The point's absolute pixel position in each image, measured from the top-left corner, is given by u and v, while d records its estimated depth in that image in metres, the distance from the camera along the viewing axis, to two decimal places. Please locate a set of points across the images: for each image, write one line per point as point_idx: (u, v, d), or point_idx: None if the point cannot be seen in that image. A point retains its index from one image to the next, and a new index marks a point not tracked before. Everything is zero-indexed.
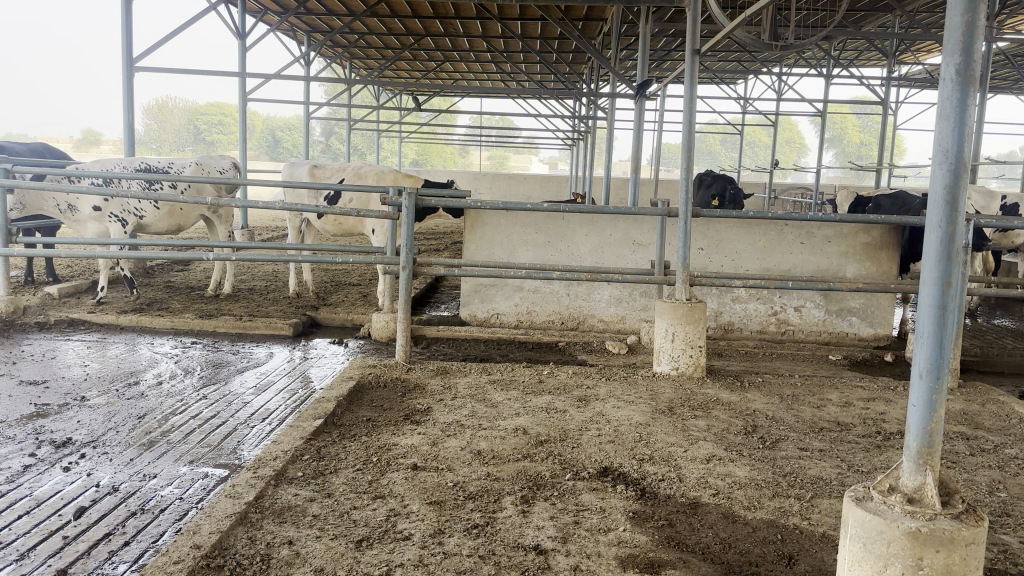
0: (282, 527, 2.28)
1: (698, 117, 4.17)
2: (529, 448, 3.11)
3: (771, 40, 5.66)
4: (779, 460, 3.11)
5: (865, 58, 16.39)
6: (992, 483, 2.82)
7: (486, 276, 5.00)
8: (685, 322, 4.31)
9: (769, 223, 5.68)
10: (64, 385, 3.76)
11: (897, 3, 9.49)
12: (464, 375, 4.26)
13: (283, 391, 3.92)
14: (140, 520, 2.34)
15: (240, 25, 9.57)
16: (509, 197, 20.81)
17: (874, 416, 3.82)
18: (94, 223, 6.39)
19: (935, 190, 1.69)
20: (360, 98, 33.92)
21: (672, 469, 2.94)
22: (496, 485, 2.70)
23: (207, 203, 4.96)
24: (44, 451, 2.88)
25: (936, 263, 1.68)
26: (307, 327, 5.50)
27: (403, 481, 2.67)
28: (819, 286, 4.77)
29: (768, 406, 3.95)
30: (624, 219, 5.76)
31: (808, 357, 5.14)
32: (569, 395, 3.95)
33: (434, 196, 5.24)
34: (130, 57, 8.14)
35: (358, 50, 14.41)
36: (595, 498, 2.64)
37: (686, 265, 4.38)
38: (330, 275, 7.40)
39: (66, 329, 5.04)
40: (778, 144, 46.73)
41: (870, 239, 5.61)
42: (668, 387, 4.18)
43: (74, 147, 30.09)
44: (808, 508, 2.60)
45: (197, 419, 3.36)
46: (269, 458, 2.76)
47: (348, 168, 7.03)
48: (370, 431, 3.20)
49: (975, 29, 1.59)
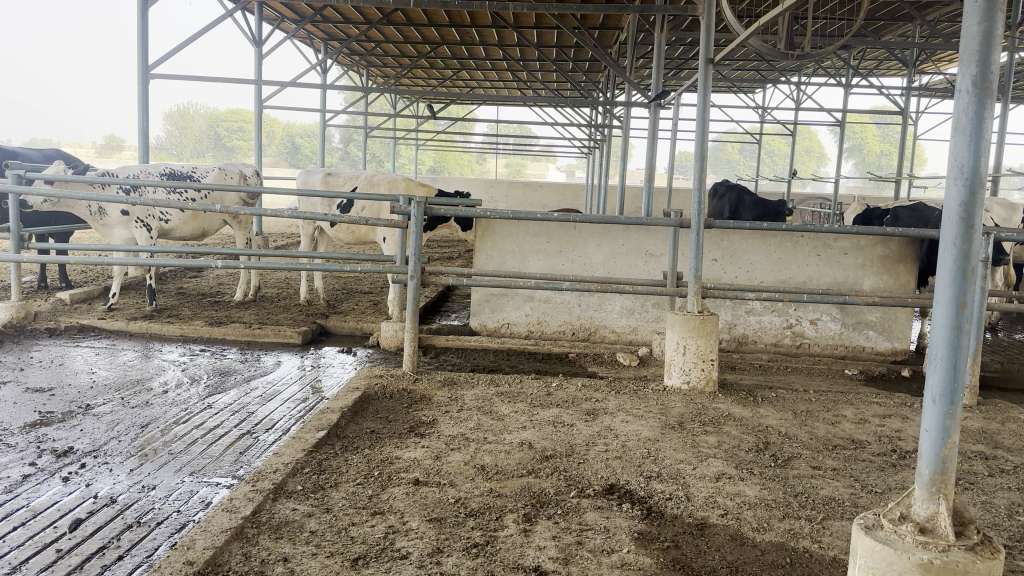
0: (278, 543, 2.25)
1: (712, 127, 4.09)
2: (534, 463, 3.06)
3: (786, 49, 5.56)
4: (791, 479, 3.03)
5: (886, 67, 16.19)
6: (1012, 506, 2.71)
7: (495, 287, 4.95)
8: (696, 335, 4.24)
9: (785, 234, 5.58)
10: (70, 393, 3.77)
11: (918, 12, 9.35)
12: (472, 386, 4.21)
13: (290, 401, 3.89)
14: (136, 533, 2.32)
15: (256, 32, 9.63)
16: (524, 205, 20.79)
17: (890, 434, 3.72)
18: (121, 229, 6.43)
19: (949, 206, 1.63)
20: (378, 105, 34.18)
21: (679, 487, 2.87)
22: (499, 502, 2.65)
23: (223, 210, 4.78)
24: (44, 460, 2.87)
25: (950, 282, 1.61)
26: (317, 336, 5.49)
27: (404, 497, 2.63)
28: (835, 299, 4.67)
29: (781, 421, 3.86)
30: (637, 229, 5.69)
31: (823, 372, 5.04)
32: (577, 408, 3.88)
33: (445, 204, 5.20)
34: (146, 64, 8.23)
35: (375, 58, 14.50)
36: (600, 517, 2.57)
37: (698, 277, 4.30)
38: (342, 283, 7.42)
39: (75, 336, 5.06)
40: (798, 153, 46.45)
41: (888, 252, 5.49)
42: (679, 401, 4.10)
43: (96, 153, 30.66)
44: (818, 530, 2.52)
45: (201, 429, 3.34)
46: (269, 471, 2.73)
47: (361, 175, 7.04)
48: (373, 444, 3.16)
49: (992, 39, 1.53)
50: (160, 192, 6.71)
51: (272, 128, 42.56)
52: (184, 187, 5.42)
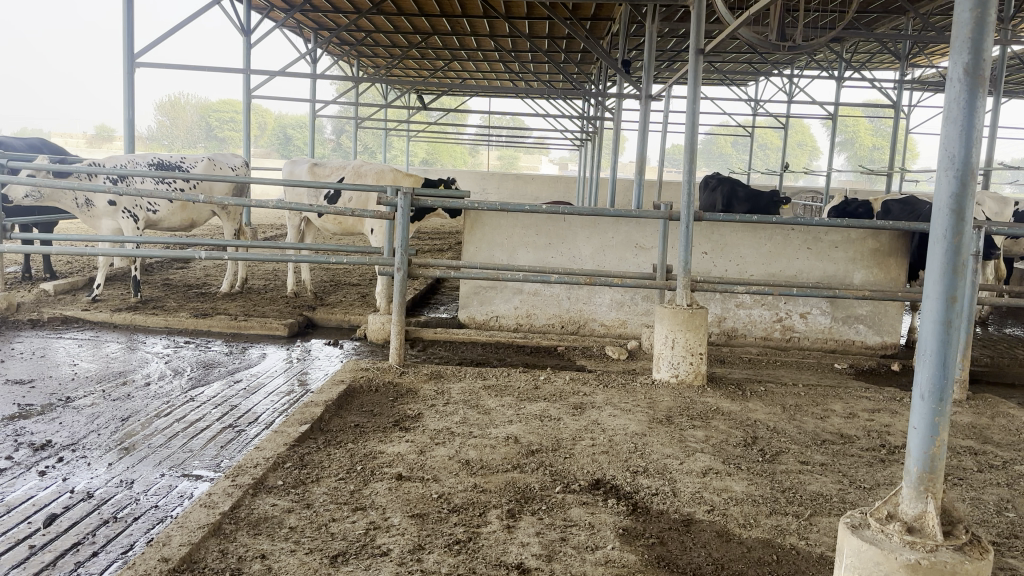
0: (256, 539, 2.20)
1: (702, 119, 4.04)
2: (519, 458, 3.02)
3: (778, 40, 5.52)
4: (779, 474, 3.00)
5: (877, 60, 16.19)
6: (1000, 502, 2.69)
7: (484, 279, 4.90)
8: (686, 329, 4.20)
9: (776, 227, 5.56)
10: (50, 385, 3.71)
11: (910, 6, 9.32)
12: (459, 379, 4.17)
13: (274, 394, 3.84)
14: (111, 529, 2.26)
15: (244, 21, 9.50)
16: (516, 197, 20.72)
17: (879, 429, 3.70)
18: (109, 220, 6.35)
19: (940, 198, 1.59)
20: (369, 96, 34.00)
21: (666, 482, 2.84)
22: (483, 497, 2.61)
23: (208, 200, 4.65)
24: (21, 454, 2.81)
25: (940, 276, 1.58)
26: (303, 328, 5.43)
27: (386, 492, 2.59)
28: (825, 293, 4.64)
29: (770, 416, 3.84)
30: (627, 221, 5.66)
31: (812, 366, 5.02)
32: (565, 402, 3.85)
33: (432, 196, 5.13)
34: (132, 52, 8.09)
35: (366, 48, 14.38)
36: (585, 513, 2.54)
37: (687, 270, 4.26)
38: (330, 275, 7.36)
39: (58, 327, 4.99)
40: (790, 147, 46.54)
41: (878, 245, 5.48)
42: (667, 396, 4.07)
43: (85, 142, 30.41)
44: (806, 527, 2.50)
45: (183, 422, 3.29)
46: (250, 465, 2.68)
47: (348, 166, 6.98)
48: (357, 438, 3.12)
49: (985, 27, 1.50)
50: (148, 183, 6.62)
51: (263, 119, 42.24)
52: (171, 177, 5.32)
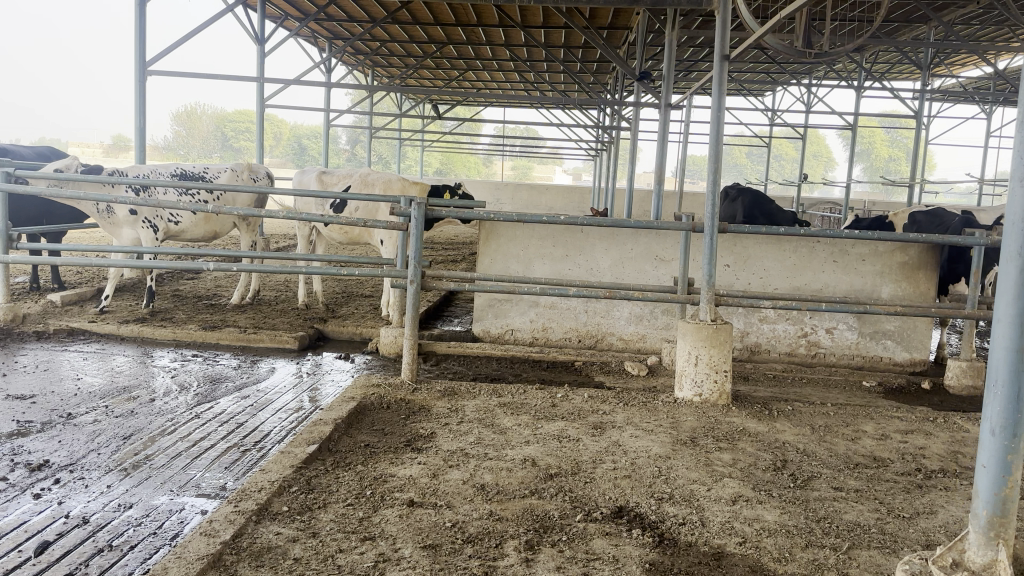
0: (258, 572, 2.07)
1: (726, 129, 3.89)
2: (537, 482, 2.87)
3: (805, 47, 5.33)
4: (812, 502, 2.83)
5: (898, 69, 16.00)
6: None
7: (499, 292, 4.72)
8: (709, 345, 4.04)
9: (800, 239, 5.38)
10: (52, 401, 3.60)
11: (933, 14, 9.15)
12: (473, 397, 4.02)
13: (282, 411, 3.71)
14: (106, 558, 2.14)
15: (259, 30, 9.47)
16: (529, 208, 20.64)
17: (914, 451, 3.51)
18: (128, 229, 6.32)
19: (1015, 209, 1.63)
20: (383, 106, 34.17)
21: (694, 511, 2.67)
22: (499, 526, 2.46)
23: (219, 211, 4.39)
24: (17, 475, 2.70)
25: (1015, 298, 1.62)
26: (314, 341, 5.32)
27: (397, 520, 2.44)
28: (854, 308, 4.44)
29: (799, 438, 3.65)
30: (646, 233, 5.51)
31: (840, 384, 4.82)
32: (584, 421, 3.69)
33: (445, 205, 4.97)
34: (144, 60, 8.05)
35: (380, 58, 14.38)
36: (608, 545, 2.38)
37: (711, 284, 4.09)
38: (343, 285, 7.26)
39: (64, 339, 4.91)
40: (806, 158, 46.37)
41: (907, 258, 5.29)
42: (690, 415, 3.91)
43: (103, 153, 30.87)
44: (845, 562, 2.33)
45: (187, 441, 3.17)
46: (254, 489, 2.55)
47: (356, 175, 6.86)
48: (367, 460, 2.98)
49: None
50: (171, 194, 6.63)
51: (279, 129, 42.58)
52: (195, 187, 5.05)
